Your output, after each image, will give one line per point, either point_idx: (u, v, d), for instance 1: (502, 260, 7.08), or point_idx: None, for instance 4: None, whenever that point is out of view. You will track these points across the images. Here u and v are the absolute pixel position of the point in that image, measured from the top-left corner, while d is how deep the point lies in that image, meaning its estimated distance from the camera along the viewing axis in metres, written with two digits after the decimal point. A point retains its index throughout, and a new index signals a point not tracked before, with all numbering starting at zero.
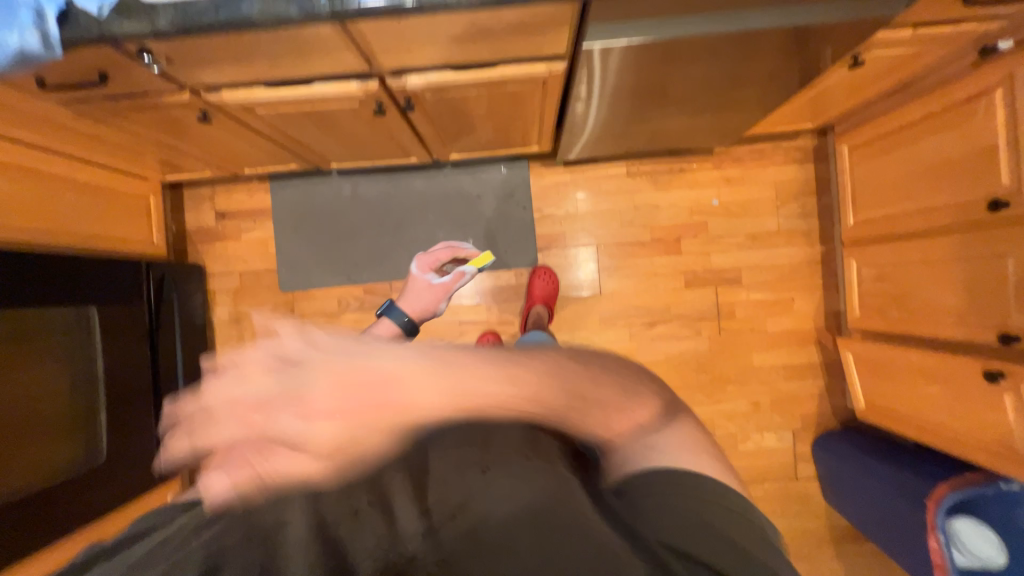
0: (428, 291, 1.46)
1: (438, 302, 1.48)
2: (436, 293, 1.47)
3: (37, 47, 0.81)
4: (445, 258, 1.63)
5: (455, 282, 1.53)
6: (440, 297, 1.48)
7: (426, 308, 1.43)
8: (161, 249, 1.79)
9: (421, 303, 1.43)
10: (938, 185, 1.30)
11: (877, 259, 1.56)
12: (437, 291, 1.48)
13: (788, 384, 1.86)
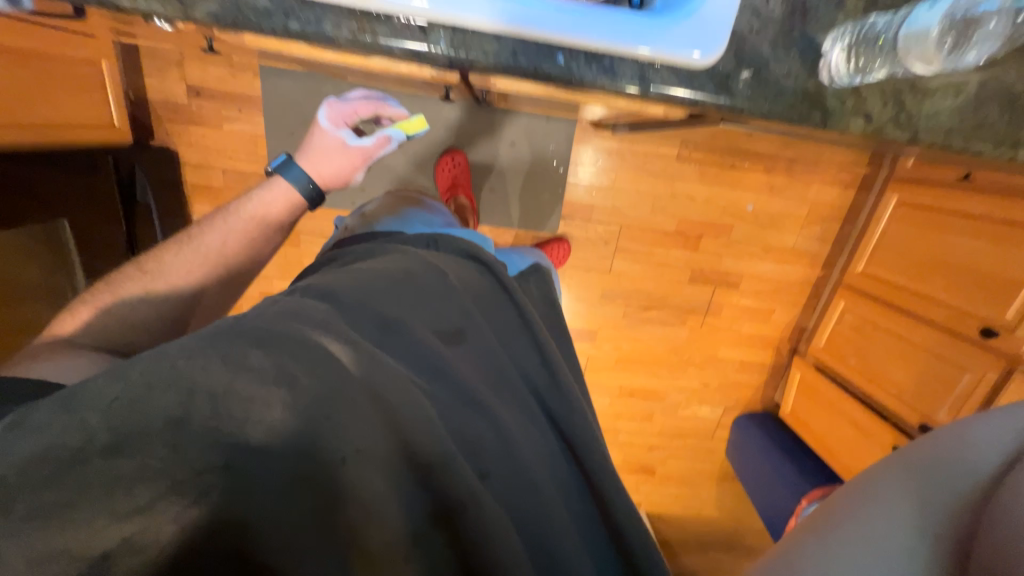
0: (342, 158, 0.88)
1: (350, 173, 0.90)
2: (349, 166, 0.89)
3: None
4: (365, 112, 0.91)
5: (369, 150, 0.88)
6: (354, 165, 0.89)
7: (338, 176, 0.90)
8: (124, 132, 1.46)
9: (332, 167, 0.89)
10: (953, 284, 1.40)
11: (860, 311, 1.69)
12: (350, 159, 0.88)
13: (737, 374, 2.10)
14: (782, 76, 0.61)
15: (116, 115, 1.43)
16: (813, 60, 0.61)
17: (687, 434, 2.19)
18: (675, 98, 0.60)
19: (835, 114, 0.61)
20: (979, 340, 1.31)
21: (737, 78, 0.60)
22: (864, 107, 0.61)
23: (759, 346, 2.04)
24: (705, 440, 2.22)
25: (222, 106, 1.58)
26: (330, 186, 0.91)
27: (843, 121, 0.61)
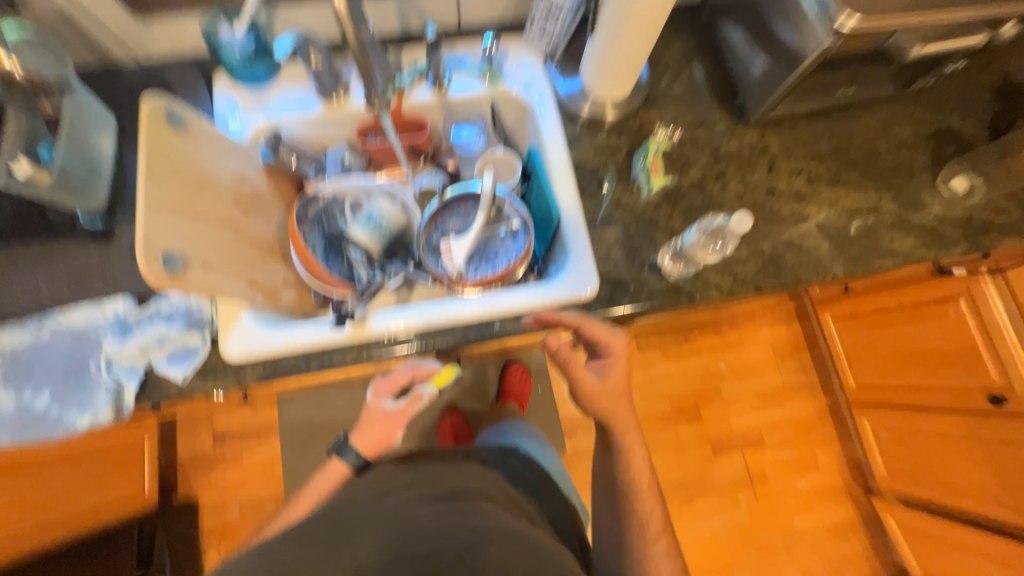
0: (384, 424, 1.01)
1: (392, 433, 1.01)
2: (388, 429, 1.01)
3: (106, 421, 0.74)
4: (402, 380, 1.04)
5: (409, 408, 1.01)
6: (394, 427, 1.01)
7: (380, 439, 1.00)
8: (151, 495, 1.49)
9: (373, 437, 1.00)
10: (932, 368, 1.45)
11: (888, 424, 1.64)
12: (391, 422, 1.01)
13: (832, 544, 1.78)
14: (646, 284, 0.86)
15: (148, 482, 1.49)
16: (658, 268, 0.87)
17: None
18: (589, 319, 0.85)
19: (695, 292, 0.86)
20: (995, 408, 1.30)
21: (616, 295, 0.86)
22: (710, 282, 0.87)
23: (829, 499, 1.83)
24: None
25: (241, 442, 1.76)
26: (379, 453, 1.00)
27: (703, 296, 0.86)
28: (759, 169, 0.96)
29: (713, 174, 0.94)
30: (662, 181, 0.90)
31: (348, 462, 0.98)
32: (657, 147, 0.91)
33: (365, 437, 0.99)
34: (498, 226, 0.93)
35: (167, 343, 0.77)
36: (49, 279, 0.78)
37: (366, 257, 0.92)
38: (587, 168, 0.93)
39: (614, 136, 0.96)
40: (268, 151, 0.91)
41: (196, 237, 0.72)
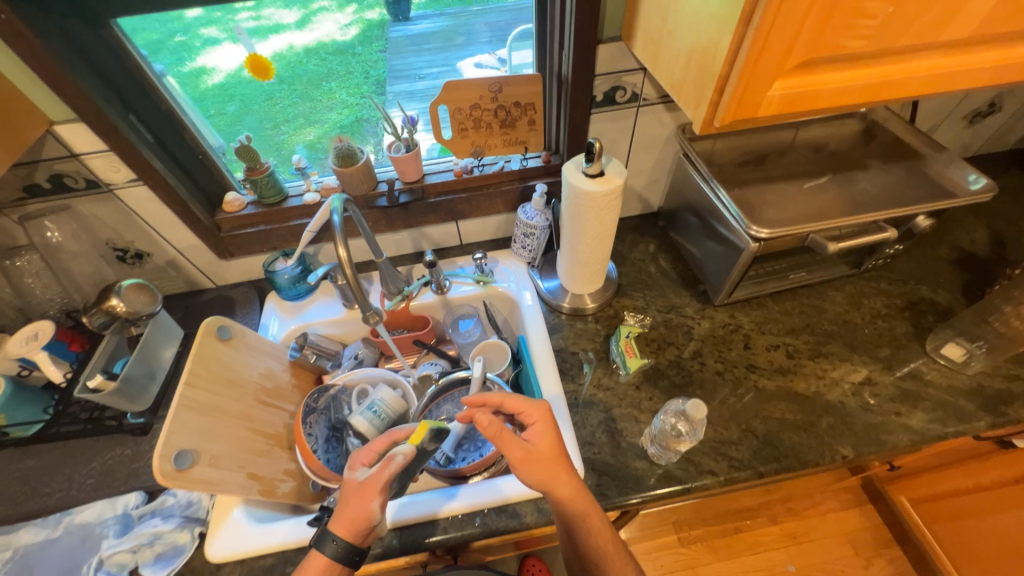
0: (357, 497, 0.72)
1: (369, 505, 0.71)
2: (363, 497, 0.71)
3: None
4: (380, 448, 0.79)
5: (385, 463, 0.72)
6: (370, 493, 0.71)
7: (357, 518, 0.70)
8: None
9: (349, 510, 0.71)
10: None
11: None
12: (365, 492, 0.72)
13: None
14: (632, 469, 0.84)
15: None
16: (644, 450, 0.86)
17: None
18: None
19: (687, 478, 0.82)
20: None
21: (601, 482, 0.83)
22: (703, 466, 0.84)
23: None
24: None
25: None
26: (366, 542, 0.72)
27: (698, 483, 0.82)
28: (735, 346, 1.00)
29: (689, 352, 1.00)
30: (638, 362, 0.95)
31: (328, 550, 0.68)
32: (628, 332, 0.99)
33: (342, 511, 0.70)
34: None
35: (158, 541, 0.79)
36: (84, 473, 0.88)
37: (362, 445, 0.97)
38: (568, 352, 1.02)
39: (591, 322, 1.07)
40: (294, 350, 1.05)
41: (214, 433, 0.83)
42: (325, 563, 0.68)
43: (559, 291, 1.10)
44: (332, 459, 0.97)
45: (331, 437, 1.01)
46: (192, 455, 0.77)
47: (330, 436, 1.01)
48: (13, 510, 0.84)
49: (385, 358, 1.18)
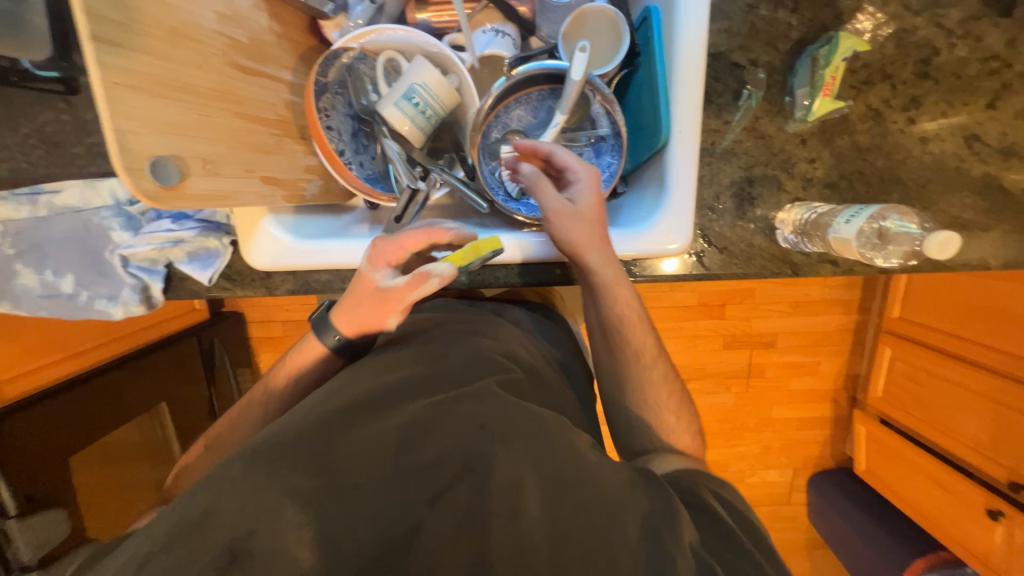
0: (372, 304, 0.59)
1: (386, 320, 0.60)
2: (379, 309, 0.58)
3: (139, 310, 0.70)
4: (413, 247, 0.57)
5: (414, 286, 0.55)
6: (391, 312, 0.58)
7: (369, 322, 0.61)
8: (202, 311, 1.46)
9: (358, 315, 0.61)
10: (995, 330, 1.34)
11: (912, 357, 1.61)
12: (382, 304, 0.58)
13: (798, 432, 1.94)
14: (747, 245, 0.68)
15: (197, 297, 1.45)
16: (771, 226, 0.68)
17: (758, 500, 1.99)
18: (660, 278, 0.70)
19: (803, 268, 0.68)
20: None
21: (703, 255, 0.68)
22: (829, 253, 0.66)
23: (813, 399, 1.91)
24: (780, 503, 2.01)
25: None
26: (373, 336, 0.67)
27: (812, 273, 0.67)
28: (973, 103, 0.66)
29: (905, 99, 0.65)
30: (831, 108, 0.63)
31: (330, 342, 0.63)
32: (852, 50, 0.61)
33: (352, 312, 0.60)
34: (580, 132, 0.72)
35: (183, 243, 0.66)
36: (22, 143, 0.64)
37: (404, 153, 0.71)
38: (726, 66, 0.65)
39: (780, 12, 0.63)
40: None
41: (197, 129, 0.54)
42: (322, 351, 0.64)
43: None
44: (365, 164, 0.72)
45: (359, 131, 0.72)
46: (175, 162, 0.53)
47: (357, 130, 0.72)
48: None
49: (416, 2, 0.74)
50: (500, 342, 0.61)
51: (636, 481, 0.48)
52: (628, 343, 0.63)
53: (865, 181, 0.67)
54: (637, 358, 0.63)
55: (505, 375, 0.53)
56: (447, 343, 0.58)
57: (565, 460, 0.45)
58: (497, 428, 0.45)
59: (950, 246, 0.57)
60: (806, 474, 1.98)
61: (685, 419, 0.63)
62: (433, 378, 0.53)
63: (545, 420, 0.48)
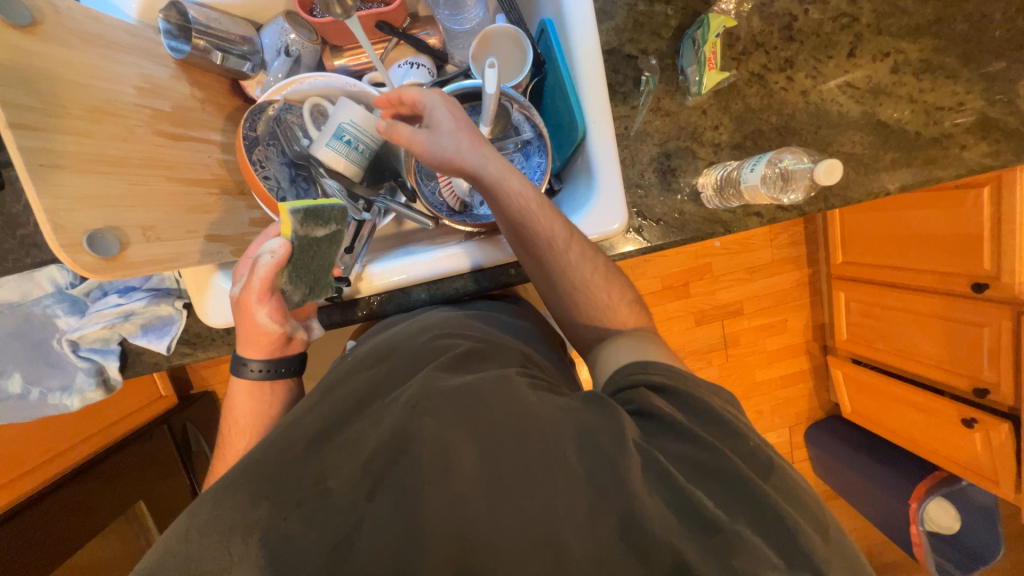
0: (240, 317, 0.59)
1: (265, 324, 0.58)
2: (242, 313, 0.58)
3: (97, 395, 0.68)
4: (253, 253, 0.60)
5: (252, 271, 0.56)
6: (250, 312, 0.57)
7: (253, 337, 0.59)
8: (170, 395, 1.40)
9: (248, 337, 0.60)
10: (925, 254, 1.46)
11: (864, 295, 1.71)
12: (244, 309, 0.58)
13: (784, 390, 2.01)
14: (679, 213, 0.73)
15: (162, 383, 1.39)
16: (696, 192, 0.74)
17: None
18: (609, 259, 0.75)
19: (732, 224, 0.73)
20: (975, 293, 1.36)
21: (642, 229, 0.73)
22: (750, 206, 0.73)
23: (790, 356, 1.98)
24: None
25: None
26: (290, 352, 0.64)
27: (741, 227, 0.73)
28: (836, 54, 0.75)
29: (779, 62, 0.74)
30: (719, 80, 0.69)
31: (248, 375, 0.61)
32: (722, 26, 0.67)
33: (238, 336, 0.60)
34: (506, 140, 0.77)
35: (134, 317, 0.65)
36: None
37: (344, 189, 0.74)
38: (621, 59, 0.72)
39: (657, 5, 0.71)
40: (172, 36, 0.64)
41: (131, 198, 0.55)
42: (250, 385, 0.62)
43: None
44: None
45: (297, 177, 0.74)
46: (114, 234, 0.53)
47: (294, 176, 0.74)
48: None
49: (331, 50, 0.78)
50: (451, 321, 0.60)
51: (588, 407, 0.45)
52: (538, 235, 0.59)
53: (764, 137, 0.75)
54: (552, 249, 0.59)
55: (450, 352, 0.52)
56: (392, 337, 0.57)
57: (498, 411, 0.44)
58: (429, 404, 0.45)
59: (835, 171, 0.65)
60: (801, 429, 2.03)
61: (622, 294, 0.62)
62: (380, 377, 0.51)
63: (490, 383, 0.46)
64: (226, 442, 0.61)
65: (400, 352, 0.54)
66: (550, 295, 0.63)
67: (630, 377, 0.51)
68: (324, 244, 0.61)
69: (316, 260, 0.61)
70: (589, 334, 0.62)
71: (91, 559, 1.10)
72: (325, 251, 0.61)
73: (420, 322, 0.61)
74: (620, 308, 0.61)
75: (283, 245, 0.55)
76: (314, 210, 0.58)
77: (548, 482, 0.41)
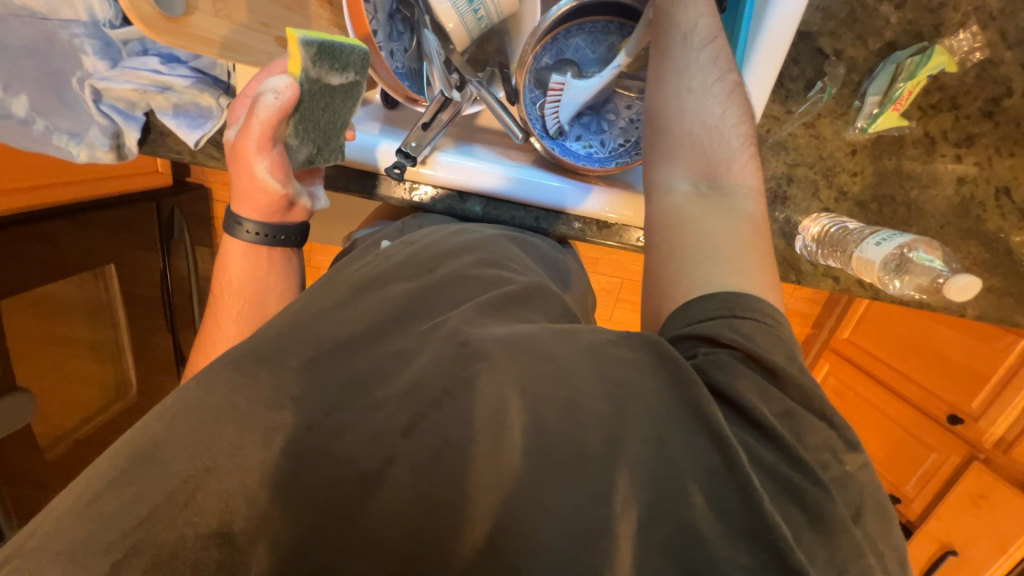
0: (234, 165, 0.51)
1: (263, 180, 0.51)
2: (239, 161, 0.50)
3: (109, 158, 0.61)
4: (248, 92, 0.51)
5: (251, 112, 0.47)
6: (247, 160, 0.50)
7: (253, 191, 0.52)
8: (162, 175, 1.33)
9: (250, 192, 0.52)
10: (930, 370, 1.44)
11: (846, 377, 1.73)
12: (238, 156, 0.50)
13: None
14: None
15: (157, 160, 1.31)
16: (791, 230, 0.67)
17: None
18: None
19: (806, 277, 0.67)
20: (949, 424, 1.39)
21: None
22: (833, 269, 0.67)
23: None
24: None
25: None
26: (291, 219, 0.57)
27: (812, 284, 0.67)
28: (1019, 154, 0.66)
29: (961, 134, 0.64)
30: (893, 124, 0.61)
31: (242, 237, 0.55)
32: (941, 67, 0.57)
33: (235, 189, 0.53)
34: (636, 81, 0.66)
35: (171, 94, 0.57)
36: None
37: (441, 54, 0.62)
38: (809, 50, 0.60)
39: (883, 5, 0.58)
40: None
41: None
42: (245, 248, 0.56)
43: None
44: (397, 55, 0.63)
45: (396, 15, 0.62)
46: None
47: (394, 12, 0.62)
48: None
49: None
50: (497, 255, 0.54)
51: (662, 394, 0.36)
52: (677, 29, 0.51)
53: (896, 210, 0.66)
54: (687, 44, 0.50)
55: (497, 289, 0.46)
56: (439, 249, 0.51)
57: (554, 365, 0.37)
58: (477, 346, 0.37)
59: (969, 290, 0.58)
60: None
61: (742, 134, 0.50)
62: (416, 288, 0.44)
63: (542, 334, 0.40)
64: (218, 303, 0.57)
65: (442, 268, 0.48)
66: (653, 109, 0.51)
67: (715, 306, 0.41)
68: (337, 95, 0.51)
69: (327, 115, 0.52)
70: (685, 170, 0.48)
71: (54, 297, 1.09)
72: (337, 105, 0.52)
73: (479, 246, 0.54)
74: (736, 152, 0.48)
75: (290, 87, 0.46)
76: (330, 49, 0.47)
77: (606, 474, 0.33)
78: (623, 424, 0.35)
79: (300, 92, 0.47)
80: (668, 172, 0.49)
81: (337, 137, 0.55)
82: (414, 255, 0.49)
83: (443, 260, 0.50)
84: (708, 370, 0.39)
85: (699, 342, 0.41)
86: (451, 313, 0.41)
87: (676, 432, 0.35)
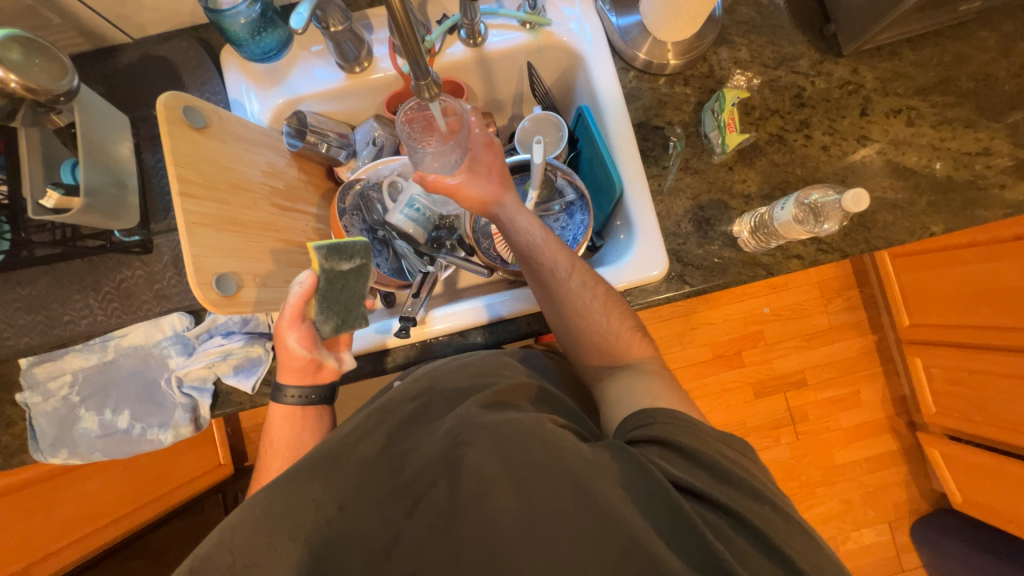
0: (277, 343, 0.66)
1: (294, 350, 0.65)
2: (278, 338, 0.65)
3: (188, 429, 0.76)
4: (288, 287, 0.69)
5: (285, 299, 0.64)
6: (286, 337, 0.65)
7: (292, 363, 0.66)
8: (228, 465, 1.41)
9: (288, 360, 0.66)
10: (1004, 309, 1.31)
11: (945, 360, 1.55)
12: (280, 335, 0.65)
13: (874, 474, 1.75)
14: (717, 258, 0.78)
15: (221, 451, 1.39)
16: (732, 239, 0.79)
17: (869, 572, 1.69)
18: (655, 301, 0.79)
19: (774, 266, 0.77)
20: None
21: (685, 274, 0.78)
22: (791, 249, 0.77)
23: (871, 434, 1.76)
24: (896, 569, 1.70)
25: None
26: (323, 379, 0.69)
27: (782, 266, 0.77)
28: (850, 113, 0.83)
29: (796, 123, 0.83)
30: (738, 139, 0.77)
31: (285, 400, 0.67)
32: (736, 97, 0.78)
33: (280, 363, 0.67)
34: (552, 203, 0.88)
35: (231, 356, 0.74)
36: (102, 300, 0.76)
37: (412, 249, 0.86)
38: (650, 130, 0.83)
39: (678, 87, 0.84)
40: (308, 14, 0.66)
41: (247, 252, 0.68)
42: (287, 411, 0.68)
43: (640, 37, 0.81)
44: (383, 263, 0.86)
45: (374, 241, 0.87)
46: (234, 278, 0.65)
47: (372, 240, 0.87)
48: (40, 340, 0.75)
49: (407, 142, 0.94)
50: (487, 362, 0.68)
51: (627, 465, 0.52)
52: (544, 265, 0.71)
53: (796, 188, 0.80)
54: (555, 277, 0.70)
55: (483, 388, 0.62)
56: (426, 380, 0.66)
57: (530, 450, 0.53)
58: (467, 435, 0.55)
59: (863, 199, 0.65)
60: (905, 526, 1.72)
61: (620, 317, 0.69)
62: (419, 410, 0.62)
63: (525, 421, 0.56)
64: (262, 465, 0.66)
65: (445, 388, 0.64)
66: (556, 321, 0.72)
67: (663, 432, 0.55)
68: (350, 277, 0.68)
69: (345, 293, 0.68)
70: (597, 357, 0.69)
71: None
72: (352, 284, 0.68)
73: (467, 355, 0.71)
74: (624, 336, 0.68)
75: (310, 277, 0.63)
76: (336, 247, 0.65)
77: (576, 507, 0.49)
78: (590, 489, 0.50)
79: (318, 278, 0.64)
80: (589, 363, 0.70)
81: (356, 303, 0.70)
82: (426, 385, 0.65)
83: (448, 378, 0.65)
84: (657, 461, 0.53)
85: (649, 442, 0.55)
86: (451, 414, 0.58)
87: (612, 468, 0.52)
